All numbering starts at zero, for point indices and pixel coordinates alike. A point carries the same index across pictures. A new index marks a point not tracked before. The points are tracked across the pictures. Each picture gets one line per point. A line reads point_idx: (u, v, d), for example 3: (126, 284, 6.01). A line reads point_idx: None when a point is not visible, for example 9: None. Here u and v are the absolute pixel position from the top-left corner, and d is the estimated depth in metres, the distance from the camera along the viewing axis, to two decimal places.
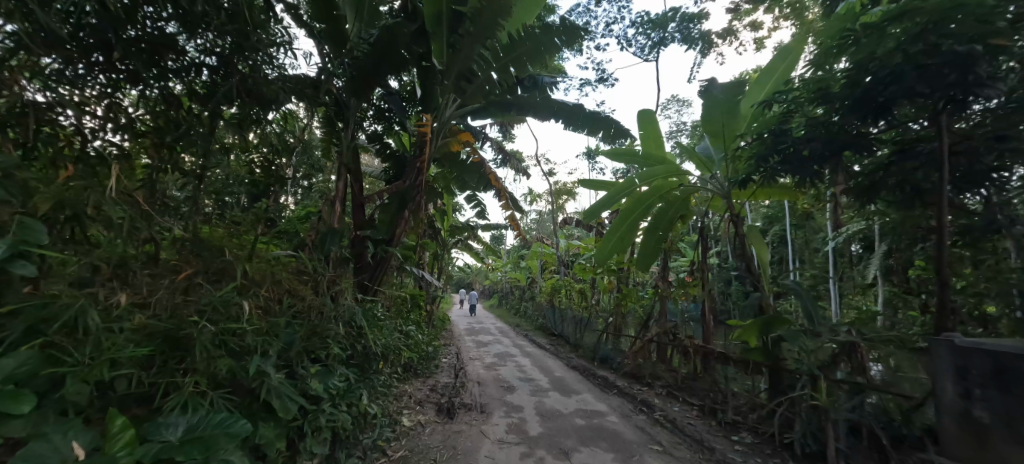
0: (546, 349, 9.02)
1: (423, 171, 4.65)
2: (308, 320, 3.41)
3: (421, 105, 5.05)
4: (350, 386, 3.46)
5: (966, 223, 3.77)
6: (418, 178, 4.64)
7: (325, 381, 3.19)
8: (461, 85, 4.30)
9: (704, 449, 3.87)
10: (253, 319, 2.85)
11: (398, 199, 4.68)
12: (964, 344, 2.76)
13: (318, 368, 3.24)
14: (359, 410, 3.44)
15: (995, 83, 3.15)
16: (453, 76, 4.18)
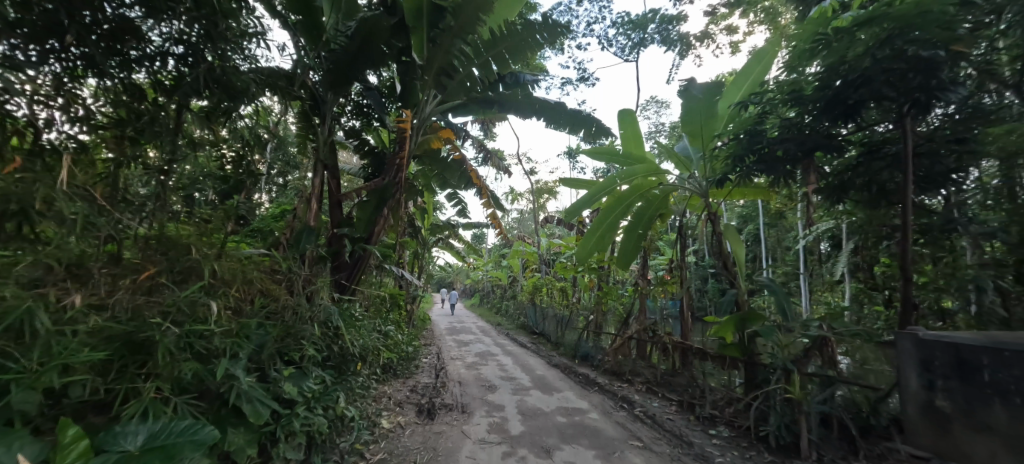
0: (528, 347, 9.02)
1: (403, 167, 4.60)
2: (282, 320, 3.30)
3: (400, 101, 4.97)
4: (325, 389, 3.36)
5: (926, 222, 4.08)
6: (398, 175, 4.58)
7: (300, 384, 3.09)
8: (442, 80, 4.20)
9: (682, 444, 3.93)
10: (222, 321, 2.72)
11: (376, 196, 4.45)
12: (928, 337, 2.95)
13: (291, 370, 3.13)
14: (335, 413, 3.34)
15: (956, 88, 3.35)
16: (434, 71, 4.12)
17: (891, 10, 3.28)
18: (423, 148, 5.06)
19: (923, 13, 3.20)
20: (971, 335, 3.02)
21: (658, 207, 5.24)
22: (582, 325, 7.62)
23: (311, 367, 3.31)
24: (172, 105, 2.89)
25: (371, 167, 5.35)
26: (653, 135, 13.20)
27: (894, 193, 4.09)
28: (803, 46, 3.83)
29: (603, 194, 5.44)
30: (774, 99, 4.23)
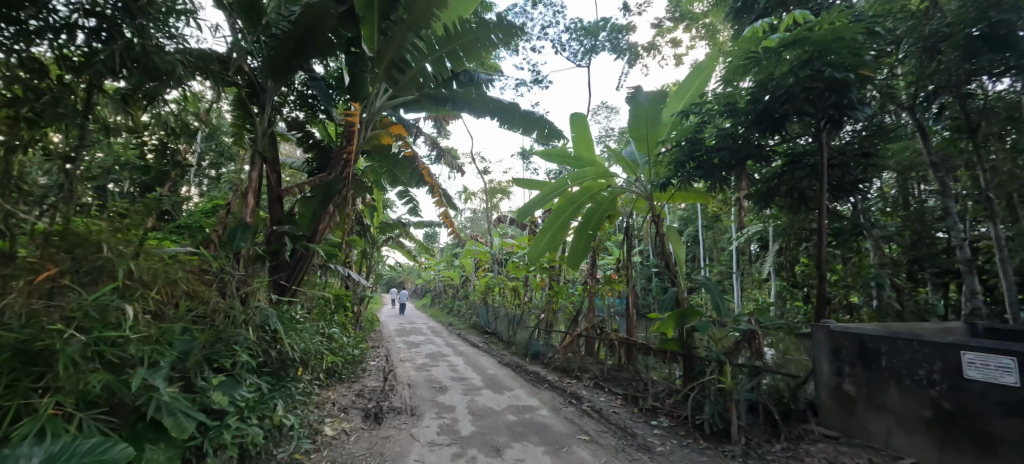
0: (479, 347, 8.98)
1: (350, 162, 4.30)
2: (211, 325, 3.04)
3: (348, 93, 4.76)
4: (262, 396, 3.14)
5: (838, 227, 4.78)
6: (345, 170, 4.28)
7: (232, 392, 2.85)
8: (394, 74, 4.08)
9: (626, 435, 4.11)
10: (138, 326, 2.44)
11: (321, 192, 4.16)
12: (836, 328, 3.35)
13: (223, 378, 2.87)
14: (272, 422, 3.13)
15: (861, 108, 3.87)
16: (385, 65, 3.98)
17: (811, 34, 3.65)
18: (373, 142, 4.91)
19: (837, 38, 3.59)
20: (875, 327, 3.45)
21: (605, 209, 5.42)
22: (534, 323, 7.72)
23: (245, 373, 3.03)
24: (80, 84, 2.56)
25: (316, 162, 5.08)
26: (602, 140, 13.66)
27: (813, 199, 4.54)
28: (737, 62, 4.15)
29: (555, 195, 5.54)
30: (712, 110, 4.56)
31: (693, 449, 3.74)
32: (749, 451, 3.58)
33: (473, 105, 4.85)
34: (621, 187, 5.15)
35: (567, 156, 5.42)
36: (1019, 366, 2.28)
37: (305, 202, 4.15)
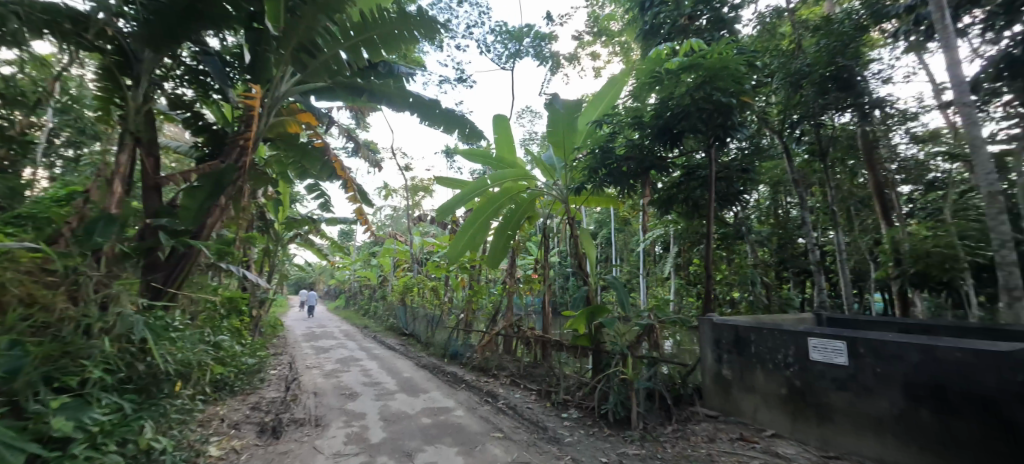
0: (395, 349, 8.70)
1: (247, 150, 4.00)
2: (53, 337, 2.57)
3: (248, 73, 4.29)
4: (123, 419, 2.73)
5: (725, 233, 5.73)
6: (241, 158, 3.96)
7: (79, 416, 2.42)
8: (302, 57, 3.87)
9: (538, 429, 4.27)
10: None
11: (213, 180, 3.67)
12: (719, 321, 4.00)
13: (68, 400, 2.45)
14: (139, 447, 2.72)
15: (740, 129, 4.44)
16: (292, 46, 3.72)
17: (705, 60, 4.13)
18: (277, 131, 4.58)
19: (724, 67, 4.08)
20: (748, 319, 4.14)
21: (524, 211, 5.58)
22: (452, 323, 7.68)
23: (97, 393, 2.63)
24: None
25: (208, 147, 4.56)
26: (526, 143, 14.01)
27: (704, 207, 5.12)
28: (644, 79, 4.53)
29: (475, 195, 5.61)
30: (623, 122, 4.95)
31: (597, 438, 3.93)
32: (645, 435, 3.82)
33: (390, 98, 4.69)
34: (540, 189, 5.34)
35: (489, 157, 5.59)
36: (846, 348, 2.99)
37: (189, 191, 3.63)
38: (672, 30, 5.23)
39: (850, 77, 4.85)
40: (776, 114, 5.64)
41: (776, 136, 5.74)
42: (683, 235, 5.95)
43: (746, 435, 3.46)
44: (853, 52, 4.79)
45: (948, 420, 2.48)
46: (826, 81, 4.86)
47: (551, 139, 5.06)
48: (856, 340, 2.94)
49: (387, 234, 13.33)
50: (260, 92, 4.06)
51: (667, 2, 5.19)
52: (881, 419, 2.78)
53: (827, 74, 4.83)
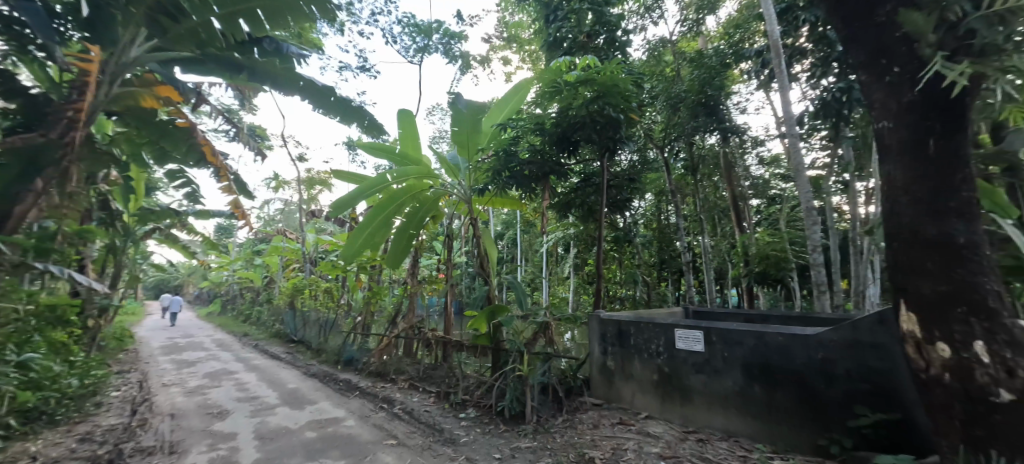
0: (281, 358, 7.93)
1: (79, 123, 3.41)
2: None
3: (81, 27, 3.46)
4: None
5: (617, 234, 6.35)
6: (71, 133, 3.40)
7: None
8: (158, 19, 3.29)
9: (434, 432, 4.22)
10: None
11: (20, 155, 3.24)
12: (603, 316, 4.37)
13: None
14: None
15: (626, 142, 5.02)
16: (146, 6, 3.18)
17: (597, 77, 4.56)
18: (126, 105, 4.01)
19: (614, 84, 4.54)
20: (629, 315, 4.60)
21: (428, 210, 5.51)
22: (348, 327, 7.25)
23: None
24: None
25: (20, 115, 3.65)
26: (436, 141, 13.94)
27: (596, 212, 5.51)
28: (545, 88, 4.82)
29: (376, 191, 5.40)
30: (525, 126, 5.30)
31: (492, 435, 4.01)
32: (538, 428, 3.99)
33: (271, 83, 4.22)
34: (444, 189, 5.29)
35: (392, 152, 5.39)
36: (702, 337, 3.52)
37: None
38: (572, 45, 5.59)
39: (715, 104, 5.62)
40: (659, 131, 6.30)
41: (659, 151, 6.42)
42: (580, 237, 6.48)
43: (625, 418, 3.83)
44: (718, 83, 5.57)
45: (772, 392, 3.09)
46: (698, 107, 5.65)
47: (455, 140, 4.91)
48: (710, 330, 3.49)
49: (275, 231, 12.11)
50: (102, 56, 3.46)
51: (569, 18, 5.50)
52: (727, 395, 3.34)
53: (697, 100, 5.63)
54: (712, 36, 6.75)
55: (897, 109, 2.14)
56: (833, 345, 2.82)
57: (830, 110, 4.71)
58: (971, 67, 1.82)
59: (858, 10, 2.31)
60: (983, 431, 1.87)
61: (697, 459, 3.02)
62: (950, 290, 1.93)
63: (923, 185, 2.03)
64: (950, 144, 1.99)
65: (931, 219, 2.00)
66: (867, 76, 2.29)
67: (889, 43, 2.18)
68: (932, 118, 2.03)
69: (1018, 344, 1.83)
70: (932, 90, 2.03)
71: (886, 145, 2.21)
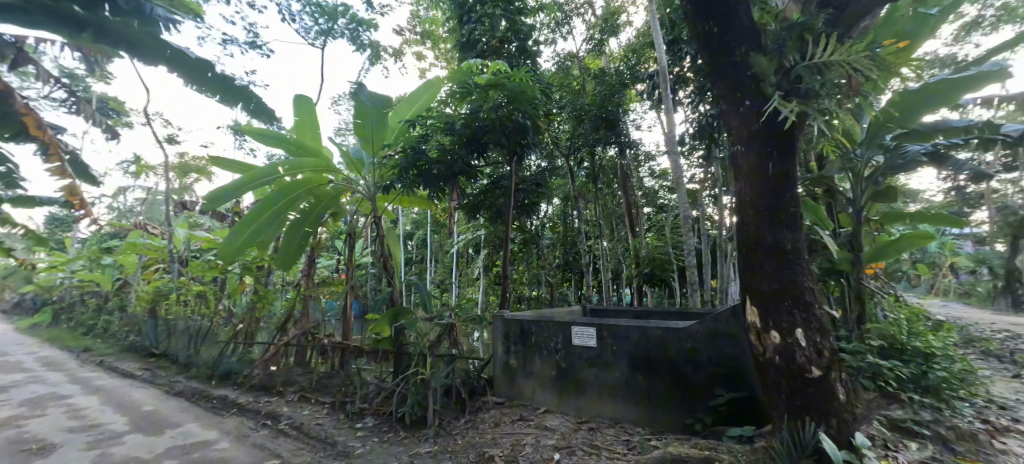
0: (135, 374, 6.74)
1: None
2: None
3: None
4: None
5: (525, 237, 6.49)
6: None
7: None
8: None
9: (326, 446, 3.89)
10: None
11: None
12: (506, 315, 4.45)
13: None
14: None
15: (531, 147, 5.20)
16: None
17: (508, 82, 4.68)
18: None
19: (523, 91, 4.71)
20: (531, 314, 4.72)
21: (327, 206, 5.14)
22: (226, 337, 6.42)
23: None
24: None
25: None
26: (341, 133, 13.14)
27: (505, 214, 5.58)
28: (457, 88, 4.85)
29: (264, 182, 4.89)
30: (434, 126, 5.07)
31: (391, 443, 3.80)
32: (440, 431, 3.88)
33: (130, 43, 2.32)
34: (346, 184, 5.02)
35: (287, 141, 4.92)
36: (595, 333, 3.77)
37: None
38: (484, 48, 5.65)
39: (614, 119, 6.07)
40: (565, 140, 6.62)
41: (565, 159, 6.75)
42: (491, 239, 6.50)
43: (524, 414, 3.92)
44: (618, 100, 6.03)
45: (651, 380, 3.44)
46: (599, 120, 6.07)
47: (358, 133, 4.72)
48: (602, 326, 3.75)
49: (135, 225, 10.31)
50: None
51: (483, 21, 5.54)
52: (614, 385, 3.63)
53: (598, 114, 6.04)
54: (614, 56, 7.27)
55: (748, 135, 2.73)
56: (699, 336, 3.27)
57: (706, 133, 5.37)
58: (797, 108, 2.46)
59: (721, 51, 2.84)
60: (801, 401, 2.44)
61: (588, 447, 3.19)
62: (781, 288, 2.51)
63: (765, 199, 2.63)
64: (782, 168, 2.63)
65: (770, 229, 2.59)
66: (727, 105, 2.85)
67: (741, 84, 2.76)
68: (771, 146, 2.65)
69: (823, 330, 2.48)
70: (771, 122, 2.66)
71: (740, 166, 2.78)
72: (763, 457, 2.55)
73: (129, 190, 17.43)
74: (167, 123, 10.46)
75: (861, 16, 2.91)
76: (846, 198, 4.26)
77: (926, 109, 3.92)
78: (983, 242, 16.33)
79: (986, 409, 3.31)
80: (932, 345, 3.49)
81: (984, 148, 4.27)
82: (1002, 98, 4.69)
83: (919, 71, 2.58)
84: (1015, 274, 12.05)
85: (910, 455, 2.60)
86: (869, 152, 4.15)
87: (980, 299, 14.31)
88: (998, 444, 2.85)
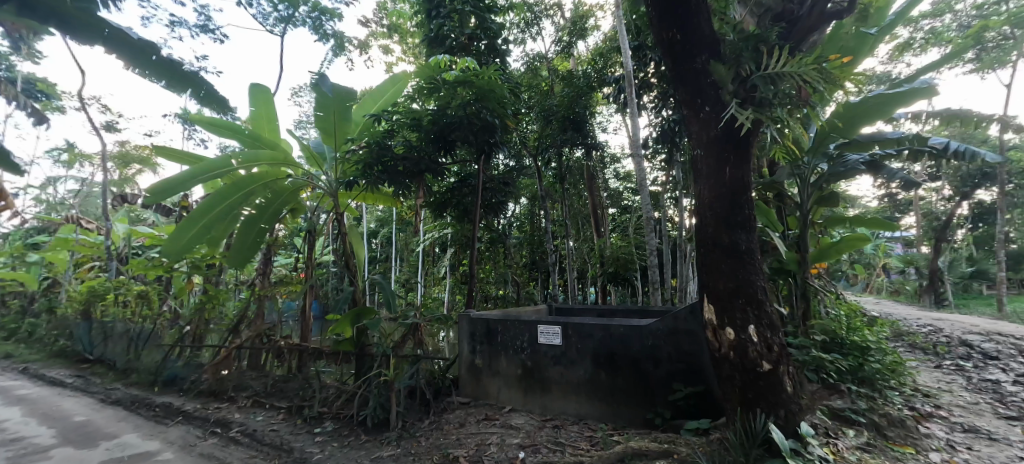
0: (65, 382, 6.16)
1: None
2: None
3: None
4: None
5: (494, 235, 6.48)
6: None
7: None
8: None
9: (281, 453, 3.69)
10: None
11: None
12: (472, 315, 4.41)
13: None
14: None
15: (499, 145, 5.18)
16: None
17: (476, 79, 4.65)
18: None
19: (491, 90, 4.70)
20: (498, 314, 4.70)
21: (285, 201, 4.90)
22: (170, 340, 6.00)
23: None
24: None
25: None
26: (301, 126, 12.63)
27: (473, 213, 5.51)
28: (424, 84, 4.79)
29: (214, 175, 4.59)
30: (400, 121, 4.96)
31: (351, 448, 3.65)
32: (403, 434, 3.78)
33: (60, 17, 1.95)
34: (306, 180, 4.77)
35: (242, 132, 4.64)
36: (560, 331, 3.81)
37: None
38: (453, 44, 5.58)
39: (581, 121, 6.18)
40: (533, 140, 6.67)
41: (533, 159, 6.80)
42: (458, 237, 6.43)
43: (490, 414, 3.91)
44: (584, 103, 6.15)
45: (614, 376, 3.53)
46: (566, 121, 6.16)
47: (319, 126, 4.53)
48: (567, 325, 3.79)
49: (66, 219, 9.44)
50: None
51: (452, 17, 5.46)
52: (579, 382, 3.69)
53: (566, 115, 6.13)
54: (582, 59, 7.40)
55: (707, 139, 2.84)
56: (660, 333, 3.38)
57: (668, 137, 5.57)
58: (753, 115, 2.60)
59: (682, 58, 2.91)
60: (753, 394, 2.57)
61: (552, 444, 3.22)
62: (736, 286, 2.64)
63: (722, 201, 2.75)
64: (738, 172, 2.76)
65: (727, 230, 2.72)
66: (687, 111, 2.95)
67: (703, 90, 2.86)
68: (728, 150, 2.78)
69: (774, 327, 2.63)
70: (729, 129, 2.78)
71: (700, 169, 2.89)
72: (718, 448, 2.66)
73: (59, 181, 15.99)
74: (103, 108, 9.62)
75: (810, 31, 3.08)
76: (794, 201, 4.50)
77: (864, 120, 4.24)
78: (909, 244, 17.96)
79: (913, 397, 3.63)
80: (867, 339, 3.78)
81: (913, 158, 4.67)
82: (929, 114, 5.16)
83: (860, 84, 2.78)
84: (937, 274, 13.35)
85: (848, 441, 2.82)
86: (815, 160, 4.41)
87: (908, 296, 15.69)
88: (922, 428, 3.14)
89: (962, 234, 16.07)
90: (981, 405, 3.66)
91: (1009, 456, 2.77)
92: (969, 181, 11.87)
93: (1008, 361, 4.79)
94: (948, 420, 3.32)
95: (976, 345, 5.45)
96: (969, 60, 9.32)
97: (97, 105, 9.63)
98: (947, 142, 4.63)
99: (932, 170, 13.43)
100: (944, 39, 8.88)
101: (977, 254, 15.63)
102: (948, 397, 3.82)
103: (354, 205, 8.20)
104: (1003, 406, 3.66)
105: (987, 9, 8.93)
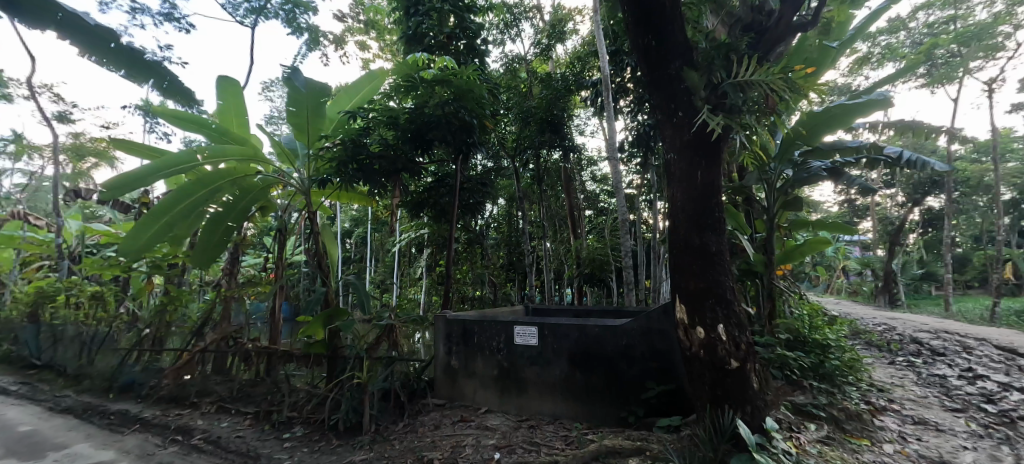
0: (9, 390, 5.74)
1: None
2: None
3: None
4: None
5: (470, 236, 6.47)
6: None
7: None
8: None
9: (249, 460, 3.55)
10: None
11: None
12: (447, 315, 4.36)
13: None
14: None
15: (477, 145, 5.17)
16: None
17: (455, 80, 4.67)
18: None
19: (470, 90, 4.71)
20: (474, 315, 4.70)
21: (253, 198, 4.72)
22: (129, 343, 5.69)
23: None
24: None
25: None
26: (272, 122, 12.28)
27: (449, 213, 5.49)
28: (401, 82, 4.74)
29: (177, 170, 4.34)
30: (376, 119, 4.85)
31: (322, 453, 3.55)
32: (376, 437, 3.70)
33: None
34: (276, 177, 4.58)
35: (209, 127, 4.47)
36: (536, 332, 3.83)
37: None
38: (432, 42, 5.52)
39: (559, 123, 6.24)
40: (511, 142, 6.67)
41: (512, 161, 6.81)
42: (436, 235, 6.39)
43: (465, 415, 3.88)
44: (562, 105, 6.25)
45: (589, 376, 3.57)
46: (545, 123, 6.21)
47: (291, 122, 4.37)
48: (543, 325, 3.82)
49: (11, 214, 8.81)
50: None
51: (430, 15, 5.42)
52: (554, 382, 3.72)
53: (544, 117, 6.19)
54: (559, 62, 7.50)
55: (680, 143, 2.91)
56: (634, 333, 3.45)
57: (644, 141, 5.69)
58: (723, 120, 2.69)
59: (657, 65, 2.97)
60: (722, 391, 2.65)
61: (528, 444, 3.23)
62: (707, 287, 2.72)
63: (694, 203, 2.83)
64: (709, 176, 2.85)
65: (697, 232, 2.80)
66: (662, 115, 3.01)
67: (676, 95, 2.93)
68: (700, 155, 2.86)
69: (741, 325, 2.72)
70: (700, 134, 2.86)
71: (673, 172, 2.96)
72: (689, 445, 2.74)
73: (5, 174, 14.97)
74: (55, 98, 9.03)
75: (777, 42, 3.17)
76: (761, 205, 4.66)
77: (827, 129, 4.43)
78: (866, 247, 18.99)
79: (869, 392, 3.81)
80: (827, 337, 3.97)
81: (870, 166, 4.93)
82: (885, 124, 5.45)
83: (824, 94, 2.89)
84: (892, 275, 14.17)
85: (810, 435, 2.94)
86: (782, 166, 4.55)
87: (865, 297, 16.58)
88: (877, 421, 3.30)
89: (913, 239, 17.13)
90: (930, 399, 3.90)
91: (953, 446, 2.96)
92: (920, 188, 12.60)
93: (953, 357, 5.13)
94: (900, 413, 3.51)
95: (926, 342, 5.81)
96: (921, 74, 9.98)
97: (48, 94, 9.03)
98: (901, 151, 4.89)
99: (886, 177, 14.30)
100: (899, 55, 9.45)
101: (927, 256, 16.72)
102: (901, 391, 4.05)
103: (327, 204, 8.03)
104: (949, 399, 3.91)
105: (937, 27, 9.50)
